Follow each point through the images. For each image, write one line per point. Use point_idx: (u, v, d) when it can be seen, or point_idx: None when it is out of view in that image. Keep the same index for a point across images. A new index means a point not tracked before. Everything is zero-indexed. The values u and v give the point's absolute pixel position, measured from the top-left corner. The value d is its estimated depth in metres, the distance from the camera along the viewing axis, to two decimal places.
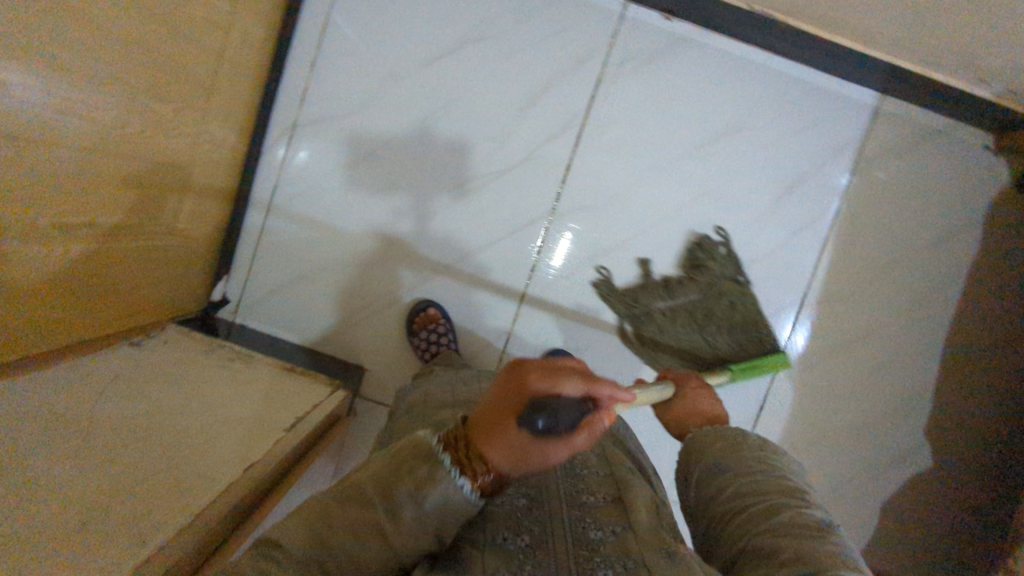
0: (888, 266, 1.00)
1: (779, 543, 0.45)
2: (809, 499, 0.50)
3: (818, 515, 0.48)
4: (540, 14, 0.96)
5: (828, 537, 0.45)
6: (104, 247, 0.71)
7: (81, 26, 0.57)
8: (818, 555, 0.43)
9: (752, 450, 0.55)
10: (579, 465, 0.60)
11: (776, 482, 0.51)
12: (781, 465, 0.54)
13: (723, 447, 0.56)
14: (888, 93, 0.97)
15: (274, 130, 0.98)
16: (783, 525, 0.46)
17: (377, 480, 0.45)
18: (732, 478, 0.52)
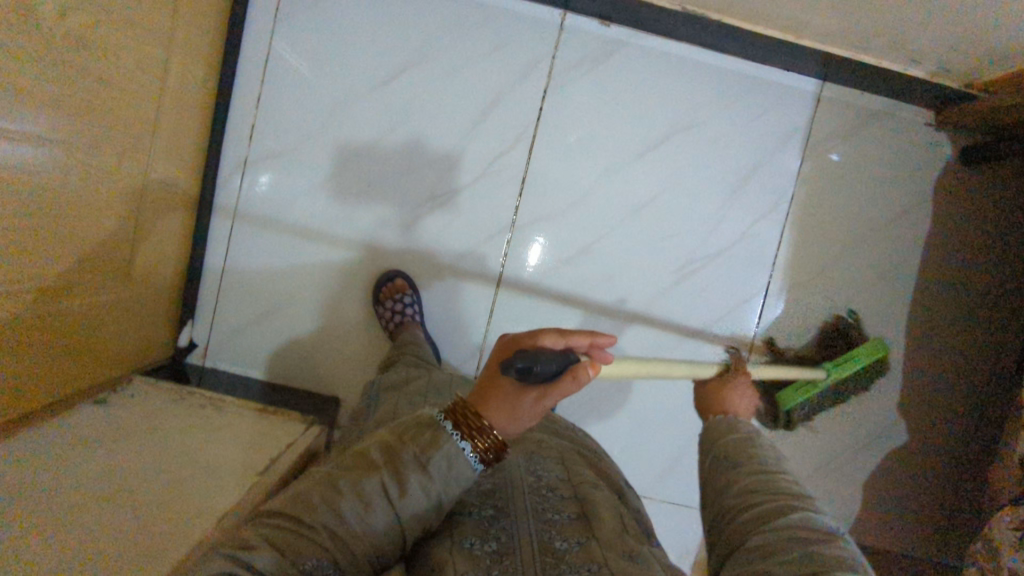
0: (845, 246, 1.02)
1: (775, 524, 0.47)
2: (817, 505, 0.51)
3: (824, 519, 0.48)
4: (480, 32, 0.96)
5: (831, 537, 0.46)
6: (60, 308, 0.70)
7: (8, 89, 0.56)
8: (811, 536, 0.45)
9: (768, 458, 0.58)
10: (544, 486, 0.58)
11: (781, 478, 0.54)
12: (787, 468, 0.57)
13: (742, 449, 0.60)
14: (828, 80, 0.99)
15: (225, 170, 0.97)
16: (786, 520, 0.47)
17: (383, 447, 0.47)
18: (741, 473, 0.56)
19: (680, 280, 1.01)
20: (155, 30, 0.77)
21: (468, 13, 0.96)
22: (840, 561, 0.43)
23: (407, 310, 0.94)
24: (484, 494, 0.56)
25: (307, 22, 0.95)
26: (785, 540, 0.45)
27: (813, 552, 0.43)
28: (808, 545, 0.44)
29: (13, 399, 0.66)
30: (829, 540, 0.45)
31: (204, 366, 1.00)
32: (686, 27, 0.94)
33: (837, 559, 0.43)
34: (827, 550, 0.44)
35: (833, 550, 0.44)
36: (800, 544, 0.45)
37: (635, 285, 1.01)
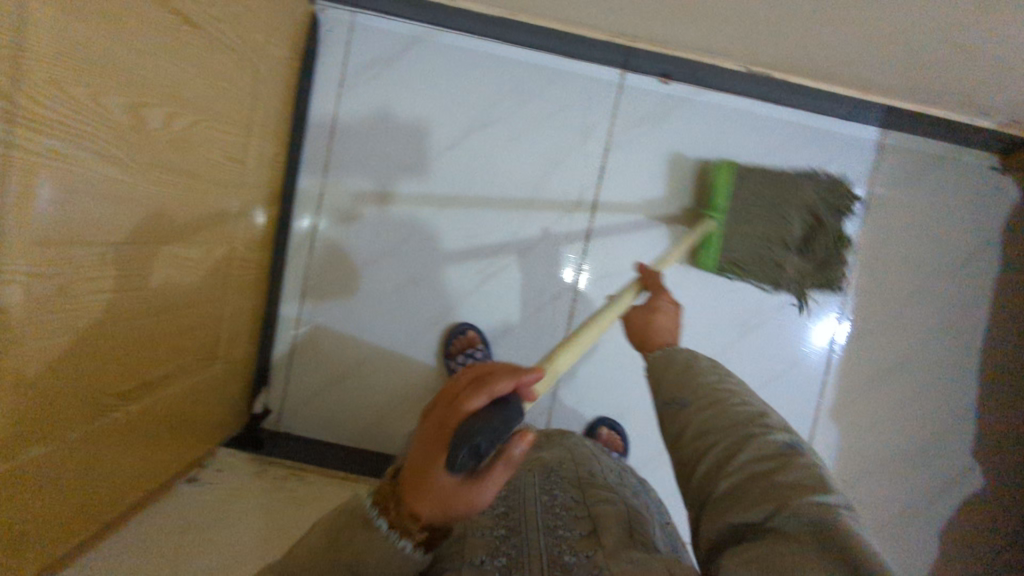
0: (913, 296, 1.01)
1: (747, 483, 0.44)
2: (767, 418, 0.50)
3: (782, 440, 0.47)
4: (542, 94, 0.97)
5: (791, 458, 0.45)
6: (160, 396, 0.72)
7: (127, 205, 0.59)
8: (785, 486, 0.43)
9: (709, 382, 0.55)
10: (558, 505, 0.58)
11: (735, 410, 0.51)
12: (734, 389, 0.54)
13: (690, 380, 0.56)
14: (889, 128, 0.99)
15: (294, 239, 0.99)
16: (746, 456, 0.46)
17: (315, 553, 0.40)
18: (692, 416, 0.52)
19: (743, 335, 1.02)
20: (241, 118, 0.79)
21: (529, 76, 0.97)
22: (806, 484, 0.43)
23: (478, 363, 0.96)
24: (500, 518, 0.58)
25: (372, 91, 0.97)
26: (751, 484, 0.44)
27: (781, 486, 0.43)
28: (772, 479, 0.43)
29: (115, 498, 0.67)
30: (791, 462, 0.45)
31: (276, 431, 1.01)
32: (749, 83, 0.95)
33: (804, 486, 0.42)
34: (793, 477, 0.43)
35: (796, 475, 0.43)
36: (765, 482, 0.43)
37: (699, 337, 1.02)
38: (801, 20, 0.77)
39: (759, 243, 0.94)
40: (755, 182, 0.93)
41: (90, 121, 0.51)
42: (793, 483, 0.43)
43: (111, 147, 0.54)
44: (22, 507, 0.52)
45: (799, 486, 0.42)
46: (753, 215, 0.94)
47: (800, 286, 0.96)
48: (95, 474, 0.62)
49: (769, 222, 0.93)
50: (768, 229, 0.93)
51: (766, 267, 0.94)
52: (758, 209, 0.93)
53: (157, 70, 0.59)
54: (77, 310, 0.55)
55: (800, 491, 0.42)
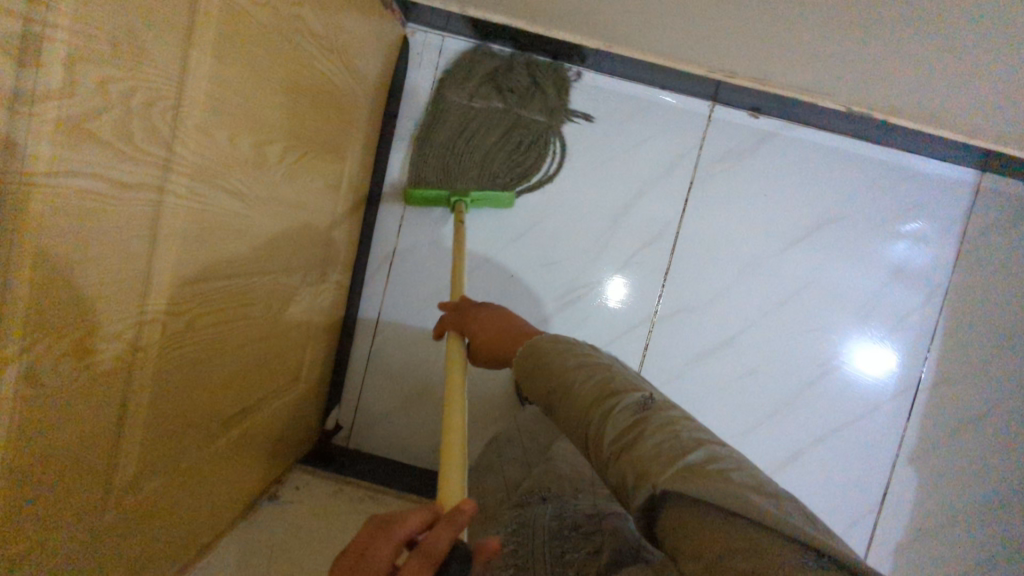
0: (1004, 342, 0.98)
1: (620, 467, 0.44)
2: (621, 387, 0.50)
3: (632, 404, 0.48)
4: (629, 123, 0.97)
5: (643, 421, 0.46)
6: (255, 419, 0.73)
7: (242, 235, 0.59)
8: (648, 455, 0.43)
9: (563, 365, 0.56)
10: (566, 525, 0.62)
11: (594, 394, 0.51)
12: (594, 369, 0.54)
13: (555, 378, 0.56)
14: (987, 170, 0.96)
15: (375, 258, 1.00)
16: (612, 436, 0.47)
17: None
18: (568, 420, 0.52)
19: (823, 374, 0.99)
20: (340, 143, 0.80)
21: (617, 106, 0.97)
22: (664, 449, 0.43)
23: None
24: (509, 553, 0.60)
25: None
26: (622, 462, 0.44)
27: (644, 459, 0.43)
28: (634, 451, 0.44)
29: (213, 521, 0.68)
30: (646, 426, 0.45)
31: (346, 447, 1.02)
32: (843, 120, 0.93)
33: (663, 452, 0.42)
34: (652, 444, 0.43)
35: (653, 441, 0.44)
36: (631, 457, 0.44)
37: (777, 376, 0.99)
38: (909, 62, 0.75)
39: (497, 154, 0.94)
40: (443, 131, 0.95)
41: (227, 161, 0.53)
42: (652, 451, 0.43)
43: (239, 183, 0.56)
44: (140, 536, 0.53)
45: (659, 453, 0.42)
46: (470, 137, 0.93)
47: (555, 123, 0.96)
48: (198, 497, 0.63)
49: (479, 135, 0.93)
50: (489, 141, 0.93)
51: (526, 146, 0.95)
52: (460, 138, 0.94)
53: (282, 105, 0.60)
54: (198, 345, 0.55)
55: (659, 458, 0.42)
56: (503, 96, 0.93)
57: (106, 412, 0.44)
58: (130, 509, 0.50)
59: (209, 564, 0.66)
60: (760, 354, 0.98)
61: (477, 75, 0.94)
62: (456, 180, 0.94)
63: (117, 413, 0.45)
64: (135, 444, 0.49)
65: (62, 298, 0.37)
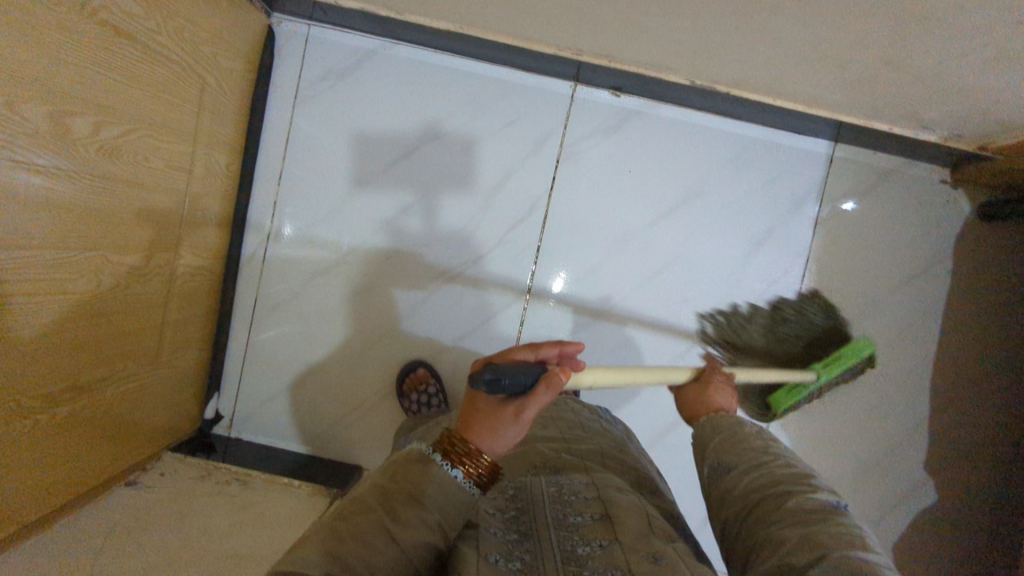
0: (865, 307, 1.01)
1: (787, 531, 0.46)
2: (818, 483, 0.52)
3: (825, 499, 0.49)
4: (496, 104, 1.00)
5: (833, 514, 0.47)
6: (93, 399, 0.73)
7: (48, 207, 0.60)
8: (828, 536, 0.44)
9: (756, 446, 0.57)
10: (564, 491, 0.60)
11: (784, 471, 0.53)
12: (788, 459, 0.55)
13: (734, 444, 0.58)
14: (839, 141, 0.99)
15: (250, 246, 1.01)
16: (790, 506, 0.48)
17: (377, 490, 0.44)
18: (739, 476, 0.54)
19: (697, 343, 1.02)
20: (186, 129, 0.81)
21: (483, 87, 1.00)
22: (847, 538, 0.44)
23: (431, 399, 0.95)
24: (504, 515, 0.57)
25: (328, 100, 1.00)
26: (793, 527, 0.46)
27: (819, 534, 0.44)
28: (816, 526, 0.45)
29: (35, 502, 0.67)
30: (832, 517, 0.46)
31: (229, 435, 1.02)
32: (699, 97, 0.96)
33: (843, 537, 0.44)
34: (837, 531, 0.45)
35: (838, 528, 0.45)
36: (805, 530, 0.45)
37: (649, 348, 1.01)
38: (733, 38, 0.78)
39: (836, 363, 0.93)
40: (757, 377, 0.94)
41: (9, 132, 0.53)
42: (838, 536, 0.44)
43: (35, 156, 0.57)
44: None
45: (839, 537, 0.44)
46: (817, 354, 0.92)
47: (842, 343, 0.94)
48: (17, 473, 0.63)
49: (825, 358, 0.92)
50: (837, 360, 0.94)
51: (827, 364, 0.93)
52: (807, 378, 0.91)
53: (86, 81, 0.61)
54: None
55: (840, 543, 0.43)
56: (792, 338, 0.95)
57: None
58: None
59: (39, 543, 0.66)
60: (639, 327, 1.01)
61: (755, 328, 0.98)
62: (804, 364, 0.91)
63: None
64: None
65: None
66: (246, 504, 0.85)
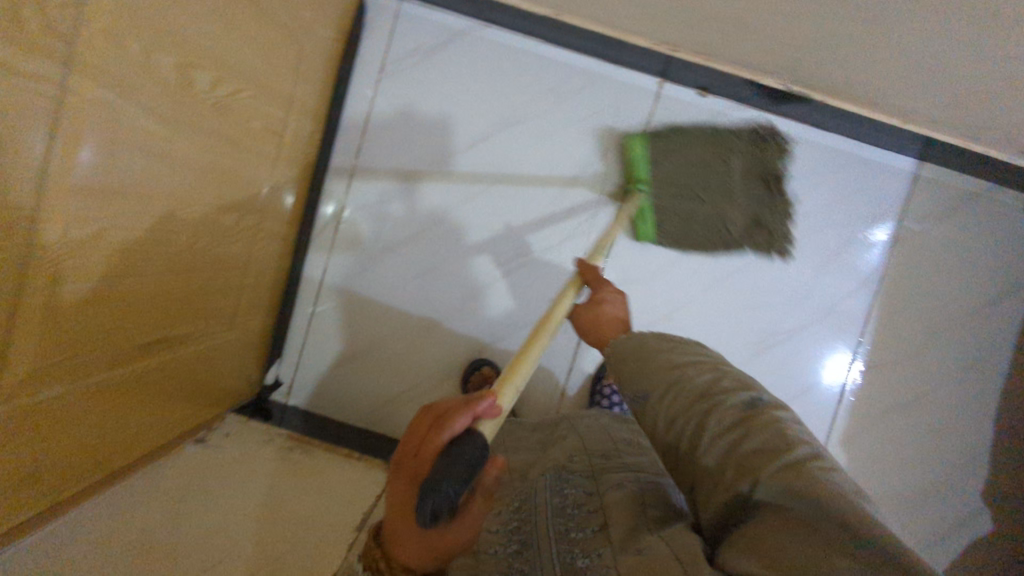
0: (934, 330, 1.00)
1: (724, 463, 0.44)
2: (725, 381, 0.49)
3: (741, 401, 0.47)
4: (580, 94, 0.99)
5: (753, 419, 0.45)
6: (179, 353, 0.74)
7: (161, 156, 0.60)
8: (756, 453, 0.42)
9: (659, 359, 0.53)
10: (569, 504, 0.61)
11: (696, 384, 0.50)
12: (694, 360, 0.52)
13: (646, 364, 0.54)
14: (926, 159, 0.98)
15: (323, 216, 1.01)
16: (714, 429, 0.46)
17: None
18: (658, 405, 0.51)
19: (761, 351, 1.02)
20: (282, 93, 0.81)
21: (569, 76, 0.99)
22: (771, 448, 0.42)
23: None
24: (514, 531, 0.62)
25: (411, 77, 1.00)
26: (729, 457, 0.43)
27: (750, 456, 0.42)
28: (741, 446, 0.43)
29: (123, 448, 0.68)
30: (756, 426, 0.44)
31: (287, 403, 1.03)
32: (787, 102, 0.95)
33: (770, 448, 0.42)
34: (759, 443, 0.43)
35: (762, 440, 0.43)
36: (736, 451, 0.43)
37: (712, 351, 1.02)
38: (839, 46, 0.77)
39: (713, 160, 0.91)
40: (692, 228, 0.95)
41: (141, 80, 0.53)
42: (764, 449, 0.42)
43: (157, 108, 0.56)
44: (37, 445, 0.54)
45: (768, 450, 0.42)
46: (671, 158, 0.93)
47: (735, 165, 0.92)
48: (108, 418, 0.64)
49: (702, 169, 0.92)
50: (733, 170, 0.91)
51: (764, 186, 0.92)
52: (686, 193, 0.93)
53: (207, 36, 0.61)
54: (109, 261, 0.56)
55: (768, 456, 0.41)
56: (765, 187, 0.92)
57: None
58: (25, 415, 0.51)
59: (126, 487, 0.67)
60: (703, 329, 1.02)
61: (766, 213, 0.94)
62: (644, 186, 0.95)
63: (9, 317, 0.46)
64: (29, 353, 0.49)
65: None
66: (307, 472, 0.85)
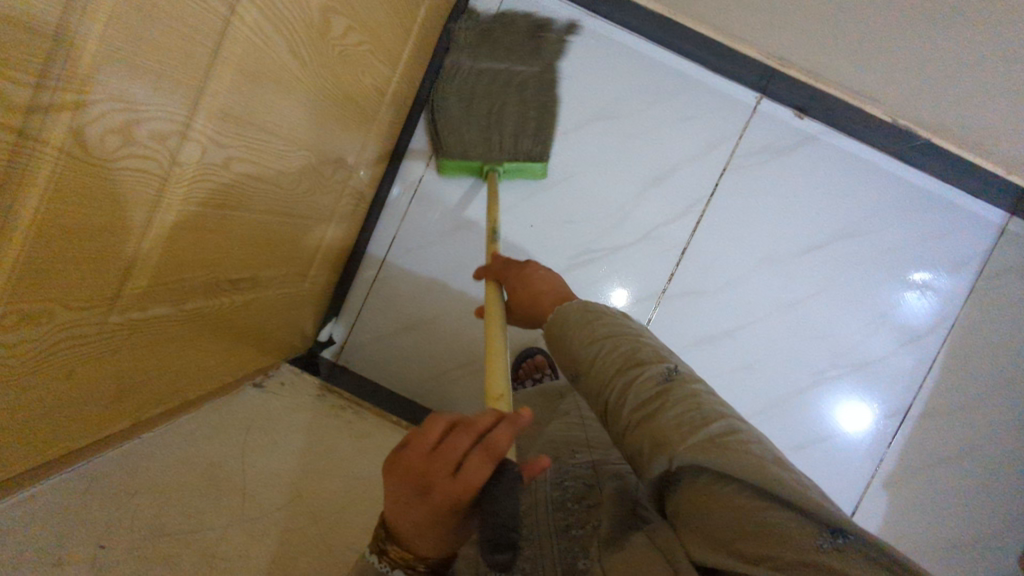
0: (997, 386, 0.98)
1: (638, 437, 0.48)
2: (644, 357, 0.55)
3: (657, 376, 0.52)
4: (676, 98, 0.99)
5: (666, 393, 0.50)
6: (261, 293, 0.74)
7: (290, 91, 0.59)
8: (665, 427, 0.46)
9: (592, 333, 0.60)
10: (570, 500, 0.59)
11: (619, 358, 0.56)
12: (625, 337, 0.58)
13: (578, 343, 0.61)
14: (1016, 213, 0.96)
15: (400, 185, 1.03)
16: (632, 405, 0.51)
17: None
18: (589, 380, 0.57)
19: (820, 382, 1.00)
20: (394, 49, 0.80)
21: (667, 79, 0.99)
22: (684, 421, 0.46)
23: None
24: None
25: None
26: (643, 429, 0.48)
27: (663, 429, 0.46)
28: (655, 421, 0.47)
29: (201, 380, 0.67)
30: (670, 399, 0.49)
31: (335, 362, 1.04)
32: (886, 135, 0.94)
33: (683, 422, 0.46)
34: (672, 415, 0.47)
35: (674, 413, 0.47)
36: (649, 426, 0.48)
37: (770, 375, 1.00)
38: (972, 67, 0.75)
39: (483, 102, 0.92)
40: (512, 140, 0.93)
41: (295, 8, 0.53)
42: (673, 422, 0.46)
43: (300, 40, 0.56)
44: (132, 361, 0.53)
45: (680, 423, 0.46)
46: (473, 110, 0.92)
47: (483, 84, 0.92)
48: (192, 347, 0.63)
49: (482, 91, 0.92)
50: (495, 56, 0.93)
51: (486, 113, 0.92)
52: (512, 92, 0.92)
53: None
54: (227, 187, 0.55)
55: (675, 431, 0.45)
56: (484, 118, 0.92)
57: (130, 219, 0.44)
58: (130, 325, 0.50)
59: (201, 414, 0.66)
60: (764, 351, 1.00)
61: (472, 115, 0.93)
62: (474, 146, 0.94)
63: (141, 219, 0.45)
64: (147, 262, 0.49)
65: (117, 58, 0.36)
66: (357, 431, 0.84)
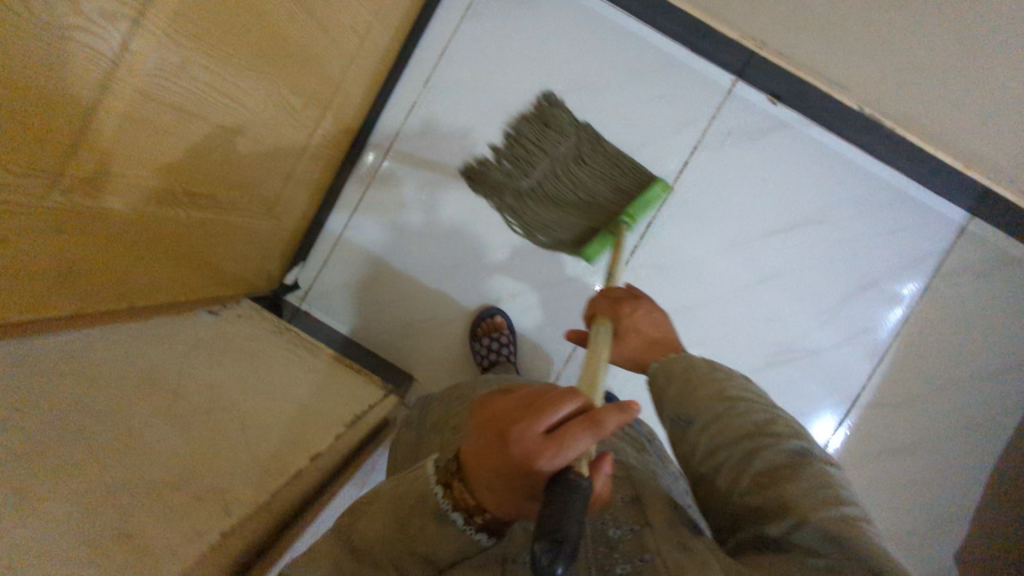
0: (944, 384, 1.00)
1: (766, 503, 0.45)
2: (778, 425, 0.49)
3: (793, 448, 0.48)
4: (653, 74, 1.01)
5: (802, 468, 0.46)
6: (222, 217, 0.76)
7: (256, 9, 0.60)
8: (807, 502, 0.43)
9: (715, 389, 0.52)
10: None
11: (748, 420, 0.49)
12: (752, 399, 0.52)
13: (691, 393, 0.53)
14: (977, 215, 0.98)
15: (374, 141, 1.05)
16: (760, 471, 0.46)
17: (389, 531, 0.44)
18: (702, 433, 0.50)
19: (772, 364, 1.01)
20: None
21: (646, 55, 1.00)
22: (819, 494, 0.44)
23: (502, 348, 0.98)
24: None
25: (493, 22, 1.02)
26: (772, 494, 0.45)
27: (795, 498, 0.44)
28: (786, 489, 0.44)
29: (150, 292, 0.69)
30: (806, 474, 0.45)
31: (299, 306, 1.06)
32: (853, 126, 0.95)
33: (820, 497, 0.43)
34: (804, 488, 0.44)
35: (807, 485, 0.44)
36: (777, 491, 0.44)
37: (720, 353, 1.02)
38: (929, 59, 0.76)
39: (558, 195, 0.91)
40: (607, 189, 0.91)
41: None
42: (811, 492, 0.44)
43: None
44: (75, 249, 0.54)
45: (817, 497, 0.43)
46: (562, 201, 0.92)
47: (545, 182, 0.92)
48: (143, 254, 0.65)
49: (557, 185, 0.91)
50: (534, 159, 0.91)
51: (569, 203, 0.91)
52: (573, 167, 0.91)
53: None
54: (185, 93, 0.57)
55: (817, 509, 0.42)
56: (574, 199, 0.91)
57: (76, 98, 0.46)
58: (75, 212, 0.52)
59: (143, 326, 0.67)
60: (716, 330, 1.02)
61: (562, 202, 0.92)
62: (589, 224, 0.92)
63: (87, 103, 0.47)
64: (96, 148, 0.50)
65: None
66: (308, 365, 0.86)
